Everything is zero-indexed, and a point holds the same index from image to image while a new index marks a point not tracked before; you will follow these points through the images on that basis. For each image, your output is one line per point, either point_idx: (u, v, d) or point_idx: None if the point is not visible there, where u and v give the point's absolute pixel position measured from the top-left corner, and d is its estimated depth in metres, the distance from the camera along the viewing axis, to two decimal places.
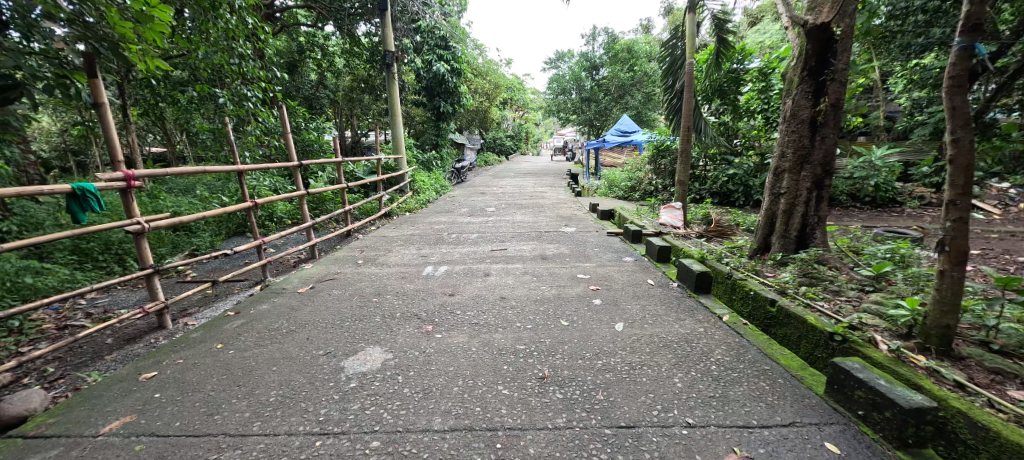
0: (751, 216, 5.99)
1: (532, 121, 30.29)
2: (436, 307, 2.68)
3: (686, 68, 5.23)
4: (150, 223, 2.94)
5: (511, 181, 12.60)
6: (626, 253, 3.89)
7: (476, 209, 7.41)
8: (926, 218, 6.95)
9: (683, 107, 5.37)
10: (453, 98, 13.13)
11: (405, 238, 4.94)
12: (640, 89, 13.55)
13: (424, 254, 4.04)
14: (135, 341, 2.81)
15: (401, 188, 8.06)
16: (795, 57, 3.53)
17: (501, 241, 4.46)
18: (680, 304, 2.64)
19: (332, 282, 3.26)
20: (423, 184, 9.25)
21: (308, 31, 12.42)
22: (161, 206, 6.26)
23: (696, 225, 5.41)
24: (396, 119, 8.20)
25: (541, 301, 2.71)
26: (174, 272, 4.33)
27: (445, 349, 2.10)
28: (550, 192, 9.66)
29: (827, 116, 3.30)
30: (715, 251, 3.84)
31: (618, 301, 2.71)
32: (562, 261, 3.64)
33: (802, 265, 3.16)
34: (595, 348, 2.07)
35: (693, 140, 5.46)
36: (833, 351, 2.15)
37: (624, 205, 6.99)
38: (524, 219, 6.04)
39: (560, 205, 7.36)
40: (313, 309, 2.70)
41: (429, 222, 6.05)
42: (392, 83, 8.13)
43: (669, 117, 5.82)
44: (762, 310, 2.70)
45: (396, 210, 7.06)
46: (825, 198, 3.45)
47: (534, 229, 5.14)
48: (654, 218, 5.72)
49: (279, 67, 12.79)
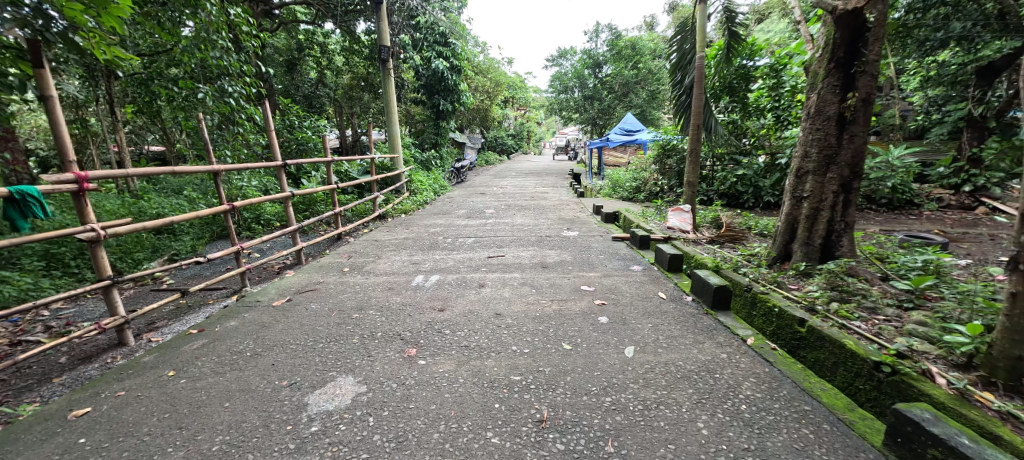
0: (763, 220, 5.68)
1: (534, 120, 29.96)
2: (423, 325, 2.39)
3: (696, 62, 4.92)
4: (109, 230, 2.66)
5: (512, 181, 12.30)
6: (633, 261, 3.60)
7: (475, 210, 7.13)
8: (947, 221, 6.62)
9: (693, 104, 5.06)
10: (453, 96, 12.83)
11: (398, 243, 4.65)
12: (644, 87, 13.22)
13: (415, 262, 3.74)
14: (91, 361, 2.53)
15: (397, 189, 7.77)
16: (820, 48, 3.23)
17: (498, 247, 4.17)
18: (697, 324, 2.34)
19: (312, 294, 2.98)
20: (421, 184, 8.96)
21: (307, 28, 12.26)
22: (145, 207, 6.00)
23: (706, 229, 5.12)
24: (393, 117, 7.92)
25: (540, 319, 2.42)
26: (150, 279, 4.06)
27: (429, 380, 1.81)
28: (552, 193, 9.36)
29: (857, 112, 3.00)
30: (729, 259, 3.56)
31: (627, 319, 2.42)
32: (564, 270, 3.35)
33: (830, 277, 2.87)
34: (602, 381, 1.77)
35: (703, 140, 5.16)
36: (879, 383, 1.86)
37: (629, 207, 6.69)
38: (525, 222, 5.75)
39: (562, 207, 7.07)
40: (286, 328, 2.41)
41: (424, 225, 5.76)
42: (388, 79, 7.84)
43: (677, 115, 5.52)
44: (789, 331, 2.41)
45: (391, 211, 6.78)
46: (853, 203, 3.15)
47: (534, 233, 4.85)
48: (660, 222, 5.42)
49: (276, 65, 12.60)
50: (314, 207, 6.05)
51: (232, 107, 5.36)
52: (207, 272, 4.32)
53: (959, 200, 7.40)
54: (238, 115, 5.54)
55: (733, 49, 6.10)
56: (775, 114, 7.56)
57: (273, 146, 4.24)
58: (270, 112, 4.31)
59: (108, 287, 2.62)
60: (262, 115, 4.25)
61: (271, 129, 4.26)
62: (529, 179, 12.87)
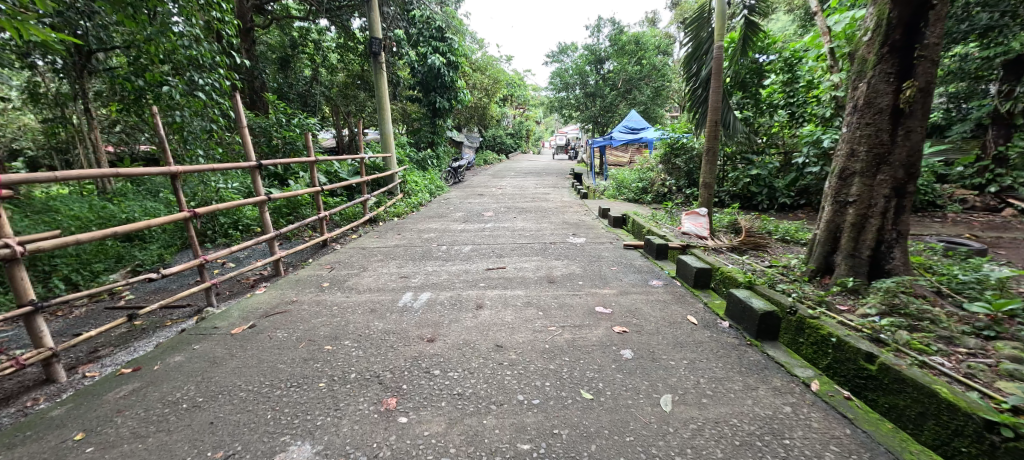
0: (784, 223, 5.27)
1: (533, 119, 29.48)
2: (407, 362, 1.95)
3: (713, 54, 4.49)
4: (32, 244, 2.22)
5: (512, 182, 11.87)
6: (652, 274, 3.17)
7: (473, 213, 6.70)
8: (976, 225, 6.22)
9: (710, 98, 4.64)
10: (449, 93, 12.39)
11: (387, 251, 4.22)
12: (648, 84, 12.80)
13: (404, 276, 3.31)
14: (7, 405, 2.07)
15: (390, 190, 7.33)
16: (870, 31, 2.81)
17: (498, 257, 3.75)
18: (742, 361, 1.92)
19: (281, 317, 2.55)
20: (416, 185, 8.52)
21: (303, 26, 11.92)
22: (116, 211, 5.54)
23: (725, 235, 4.70)
24: (385, 115, 7.48)
25: (550, 354, 1.99)
26: (107, 294, 3.63)
27: (409, 450, 1.38)
28: (554, 194, 8.94)
29: (916, 103, 2.57)
30: (759, 273, 3.14)
31: (657, 353, 1.99)
32: (575, 286, 2.92)
33: (887, 297, 2.46)
34: (637, 453, 1.35)
35: (721, 138, 4.73)
36: (991, 449, 1.45)
37: (637, 209, 6.27)
38: (526, 226, 5.32)
39: (566, 209, 6.64)
40: (240, 366, 1.98)
41: (417, 230, 5.32)
42: (380, 74, 7.39)
43: (693, 111, 5.10)
44: (852, 366, 2.00)
45: (383, 215, 6.34)
46: (908, 210, 2.72)
47: (537, 240, 4.42)
48: (673, 226, 5.02)
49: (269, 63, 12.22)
50: (299, 211, 5.60)
51: (205, 102, 4.99)
52: (173, 285, 3.89)
53: (984, 201, 7.01)
54: (212, 110, 5.14)
55: (751, 39, 5.66)
56: (790, 111, 7.41)
57: (247, 143, 3.76)
58: (240, 105, 3.74)
59: (31, 315, 2.15)
60: (233, 107, 3.70)
61: (242, 122, 3.74)
62: (529, 180, 12.43)
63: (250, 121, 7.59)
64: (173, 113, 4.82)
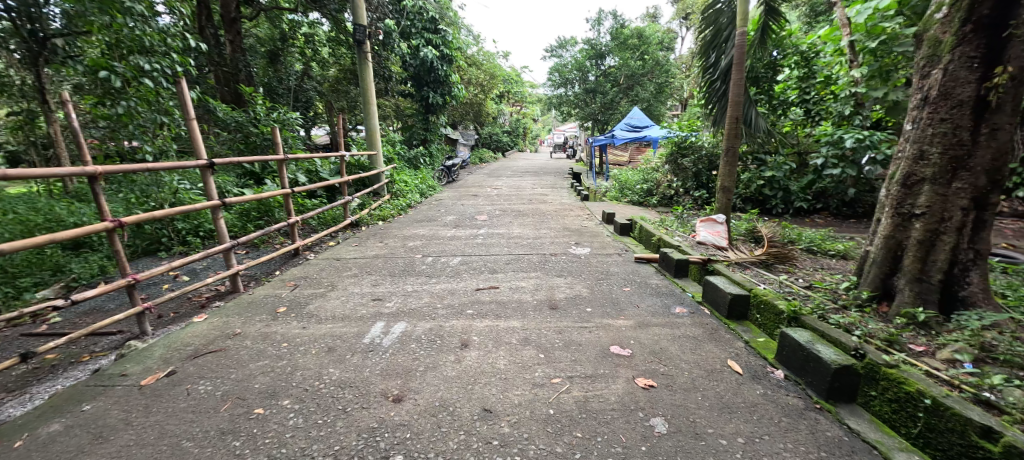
0: (808, 230, 4.79)
1: (530, 116, 28.91)
2: (360, 439, 1.42)
3: (734, 42, 3.98)
4: None
5: (508, 182, 11.36)
6: (672, 297, 2.66)
7: (465, 216, 6.16)
8: (1009, 232, 5.77)
9: (731, 91, 4.12)
10: (443, 88, 11.83)
11: (363, 264, 3.68)
12: (650, 80, 12.31)
13: (378, 298, 2.77)
14: None
15: (375, 191, 6.79)
16: (945, 6, 2.31)
17: (491, 273, 3.23)
18: (821, 442, 1.40)
19: (212, 360, 2.01)
20: (406, 185, 7.98)
21: (294, 19, 11.36)
22: (65, 214, 4.95)
23: (747, 246, 4.21)
24: (371, 110, 6.92)
25: (556, 428, 1.46)
26: (28, 318, 3.07)
27: None
28: (552, 195, 8.43)
29: (1008, 95, 2.07)
30: (801, 296, 2.65)
31: (701, 425, 1.47)
32: (584, 314, 2.41)
33: (978, 336, 1.96)
34: None
35: (741, 137, 4.23)
36: None
37: (644, 214, 5.78)
38: (524, 233, 4.81)
39: (566, 213, 6.12)
40: (132, 443, 1.45)
41: (402, 237, 4.79)
42: (366, 65, 6.82)
43: (710, 107, 4.59)
44: (958, 442, 1.50)
45: (368, 219, 5.80)
46: (992, 225, 2.21)
47: (535, 251, 3.91)
48: (686, 234, 4.53)
49: (257, 56, 11.60)
50: (270, 214, 5.04)
51: (157, 91, 4.53)
52: (112, 304, 3.34)
53: (1013, 207, 6.62)
54: (163, 99, 4.71)
55: (769, 30, 5.19)
56: (805, 109, 7.14)
57: (196, 139, 3.20)
58: (189, 93, 3.19)
59: None
60: (178, 94, 3.13)
61: (190, 113, 3.17)
62: (526, 179, 11.90)
63: (226, 115, 7.03)
64: (120, 102, 4.32)
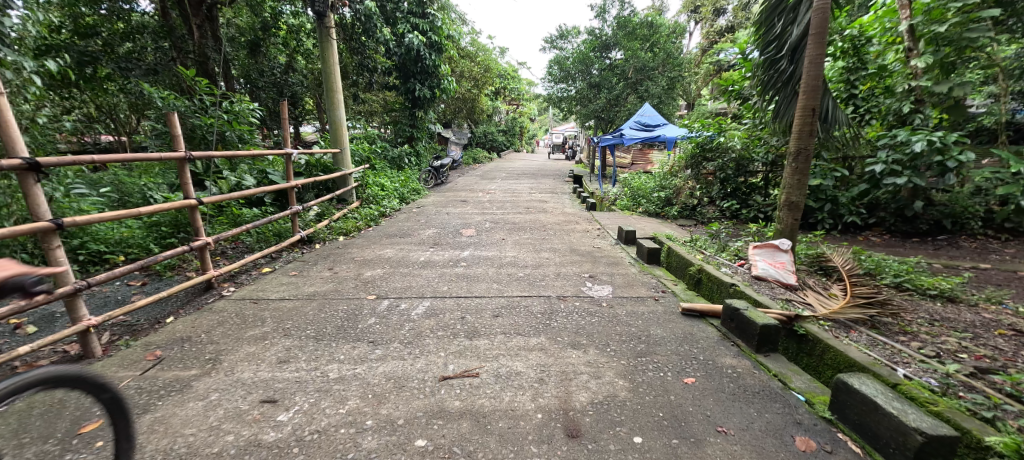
0: (886, 258, 3.70)
1: (527, 116, 27.77)
2: None
3: (812, 4, 2.88)
4: None
5: (502, 185, 10.20)
6: (777, 408, 1.54)
7: (449, 230, 5.02)
8: None
9: (805, 73, 3.01)
10: (432, 80, 10.64)
11: (284, 313, 2.53)
12: (660, 75, 11.22)
13: (269, 397, 1.63)
14: None
15: (342, 197, 5.63)
16: None
17: (469, 338, 2.12)
18: None
19: None
20: (382, 190, 6.80)
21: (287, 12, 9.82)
22: None
23: (825, 287, 3.12)
24: (336, 99, 5.74)
25: None
26: None
27: None
28: (553, 203, 7.31)
29: None
30: (998, 411, 1.55)
31: None
32: (632, 458, 1.29)
33: None
34: None
35: (816, 136, 3.12)
36: None
37: (669, 230, 4.68)
38: (520, 258, 3.68)
39: (572, 227, 5.01)
40: None
41: (360, 262, 3.65)
42: (328, 43, 5.62)
43: (771, 93, 3.48)
44: None
45: (325, 234, 4.62)
46: None
47: (537, 292, 2.79)
48: (733, 265, 3.43)
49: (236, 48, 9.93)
50: (189, 230, 3.85)
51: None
52: None
53: None
54: None
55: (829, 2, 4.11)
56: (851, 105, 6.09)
57: (9, 129, 2.06)
58: None
59: None
60: None
61: None
62: (523, 182, 10.78)
63: (164, 103, 5.84)
64: None
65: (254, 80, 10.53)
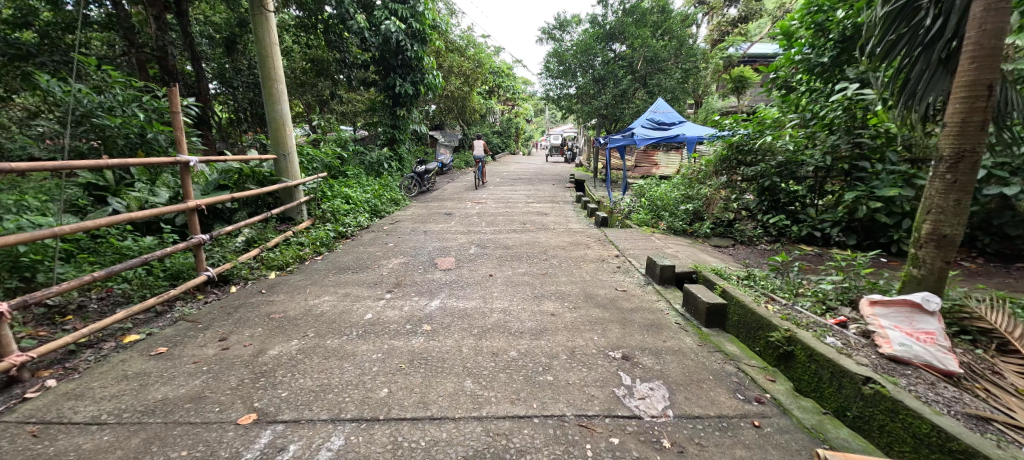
0: None
1: (523, 117, 26.59)
2: None
3: None
4: None
5: (495, 193, 8.99)
6: None
7: (420, 261, 3.80)
8: None
9: (980, 24, 1.85)
10: (414, 74, 9.33)
11: None
12: (672, 67, 10.05)
13: None
14: None
15: (287, 214, 4.41)
16: None
17: None
18: None
19: None
20: (346, 202, 5.60)
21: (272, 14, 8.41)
22: None
23: (997, 374, 1.95)
24: (277, 90, 4.55)
25: None
26: None
27: None
28: (555, 217, 6.11)
29: None
30: None
31: None
32: None
33: None
34: None
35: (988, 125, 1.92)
36: None
37: (711, 260, 3.52)
38: (514, 317, 2.45)
39: (583, 255, 3.82)
40: None
41: (273, 326, 2.42)
42: (264, 18, 4.42)
43: (886, 68, 2.34)
44: None
45: (248, 270, 3.40)
46: None
47: (542, 411, 1.56)
48: (845, 327, 2.27)
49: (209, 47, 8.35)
50: (36, 273, 2.63)
51: None
52: None
53: None
54: None
55: None
56: None
57: None
58: None
59: None
60: None
61: None
62: (519, 189, 9.57)
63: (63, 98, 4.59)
64: None
65: (229, 79, 8.64)
